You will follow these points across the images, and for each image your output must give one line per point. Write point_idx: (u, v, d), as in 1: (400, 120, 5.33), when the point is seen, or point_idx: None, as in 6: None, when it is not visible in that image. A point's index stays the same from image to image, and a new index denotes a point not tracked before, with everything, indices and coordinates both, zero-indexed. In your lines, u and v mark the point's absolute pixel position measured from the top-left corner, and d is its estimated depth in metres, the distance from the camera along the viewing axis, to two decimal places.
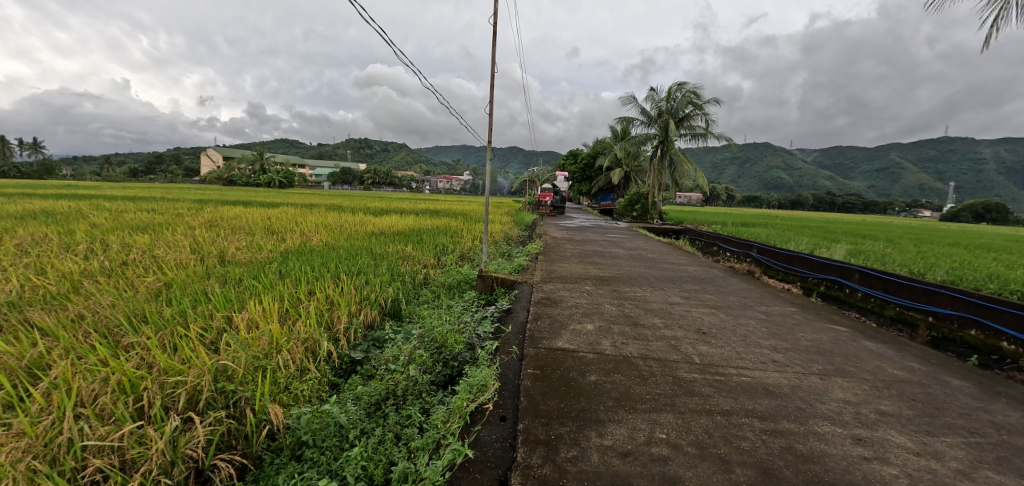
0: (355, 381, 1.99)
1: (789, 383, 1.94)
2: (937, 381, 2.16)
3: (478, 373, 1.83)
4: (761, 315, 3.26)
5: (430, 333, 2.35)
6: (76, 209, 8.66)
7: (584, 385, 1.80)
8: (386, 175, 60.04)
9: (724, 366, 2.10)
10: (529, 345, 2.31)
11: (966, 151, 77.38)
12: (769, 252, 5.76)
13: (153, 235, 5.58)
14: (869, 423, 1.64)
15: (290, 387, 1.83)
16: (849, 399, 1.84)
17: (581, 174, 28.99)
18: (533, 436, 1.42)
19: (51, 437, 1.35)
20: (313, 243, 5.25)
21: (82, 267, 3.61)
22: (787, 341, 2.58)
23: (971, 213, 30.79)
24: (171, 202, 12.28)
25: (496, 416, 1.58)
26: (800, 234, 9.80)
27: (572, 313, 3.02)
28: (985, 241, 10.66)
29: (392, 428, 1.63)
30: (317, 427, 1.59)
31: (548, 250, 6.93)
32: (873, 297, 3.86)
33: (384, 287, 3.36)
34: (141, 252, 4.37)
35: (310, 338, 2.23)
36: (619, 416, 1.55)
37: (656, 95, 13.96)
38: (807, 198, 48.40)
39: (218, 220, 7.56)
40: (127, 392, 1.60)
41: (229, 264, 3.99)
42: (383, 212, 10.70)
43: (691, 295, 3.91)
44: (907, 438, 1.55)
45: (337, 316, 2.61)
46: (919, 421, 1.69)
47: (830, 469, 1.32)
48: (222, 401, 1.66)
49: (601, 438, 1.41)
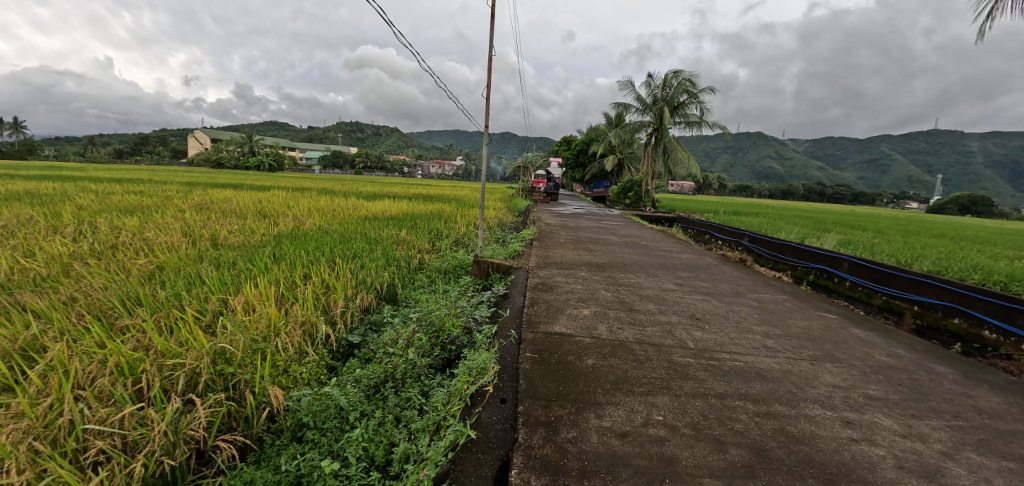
0: (353, 364, 2.01)
1: (781, 368, 1.99)
2: (922, 367, 2.23)
3: (477, 356, 1.84)
4: (754, 302, 3.32)
5: (428, 316, 2.37)
6: (60, 191, 8.46)
7: (581, 369, 1.83)
8: (378, 159, 59.21)
9: (718, 351, 2.14)
10: (527, 329, 2.33)
11: (954, 144, 78.35)
12: (761, 240, 5.82)
13: (142, 217, 5.46)
14: (858, 406, 1.69)
15: (289, 369, 1.83)
16: (839, 383, 1.89)
17: (576, 161, 28.83)
18: (533, 418, 1.44)
19: (51, 417, 1.33)
20: (307, 227, 5.19)
21: (72, 249, 3.55)
22: (779, 328, 2.63)
23: (956, 205, 31.44)
24: (159, 183, 12.02)
25: (496, 398, 1.59)
26: (791, 224, 9.88)
27: (568, 298, 3.05)
28: (971, 233, 10.83)
29: (392, 410, 1.65)
30: (317, 408, 1.61)
31: (542, 236, 6.94)
32: (861, 286, 3.95)
33: (381, 271, 3.36)
34: (131, 235, 4.30)
35: (308, 321, 2.24)
36: (616, 399, 1.58)
37: (653, 81, 13.85)
38: (798, 188, 48.91)
39: (208, 203, 7.41)
40: (125, 374, 1.59)
41: (221, 247, 3.95)
42: (375, 197, 10.60)
43: (685, 282, 3.96)
44: (894, 421, 1.60)
45: (335, 300, 2.62)
46: (905, 405, 1.75)
47: (821, 450, 1.36)
48: (222, 384, 1.67)
49: (600, 420, 1.43)
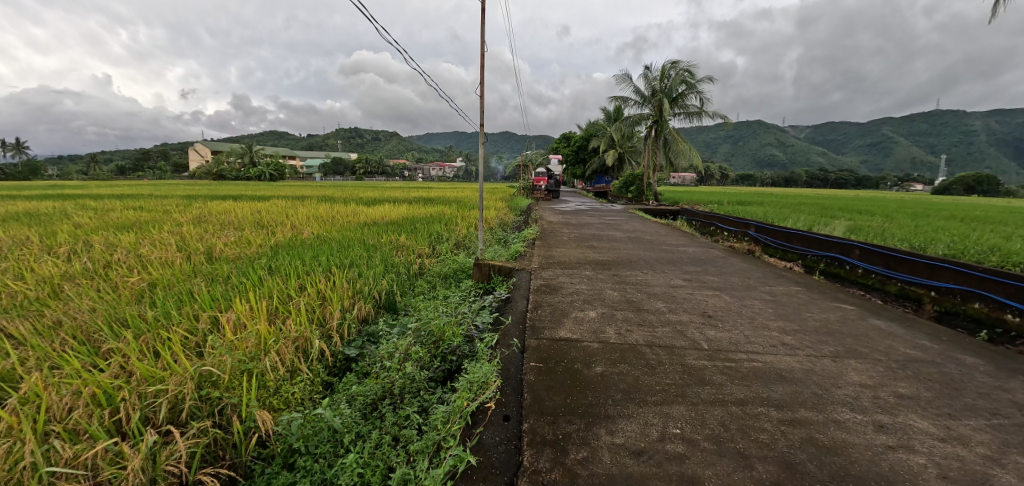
0: (350, 379, 1.91)
1: (802, 368, 1.86)
2: (950, 359, 2.09)
3: (479, 369, 1.72)
4: (766, 295, 3.19)
5: (427, 326, 2.25)
6: (60, 209, 8.44)
7: (589, 378, 1.71)
8: (377, 164, 59.34)
9: (734, 351, 2.02)
10: (530, 336, 2.21)
11: (958, 124, 77.39)
12: (768, 230, 5.69)
13: (140, 233, 5.40)
14: (889, 407, 1.57)
15: (280, 390, 1.74)
16: (867, 382, 1.77)
17: (575, 158, 28.69)
18: (540, 436, 1.33)
19: (17, 459, 1.25)
20: (304, 236, 5.12)
21: (64, 270, 3.49)
22: (795, 323, 2.51)
23: (961, 185, 31.08)
24: (157, 198, 11.96)
25: (499, 415, 1.48)
26: (797, 211, 9.68)
27: (573, 300, 2.94)
28: (981, 213, 10.60)
29: (389, 430, 1.56)
30: (309, 432, 1.53)
31: (544, 235, 6.83)
32: (874, 273, 3.83)
33: (378, 278, 3.26)
34: (126, 252, 4.23)
35: (301, 336, 2.15)
36: (629, 411, 1.46)
37: (650, 73, 13.70)
38: (801, 174, 48.57)
39: (206, 216, 7.35)
40: (103, 405, 1.51)
41: (217, 260, 3.89)
42: (375, 202, 10.55)
43: (693, 277, 3.83)
44: (930, 423, 1.48)
45: (331, 312, 2.53)
46: (940, 404, 1.62)
47: (856, 462, 1.24)
48: (207, 410, 1.58)
49: (611, 436, 1.32)
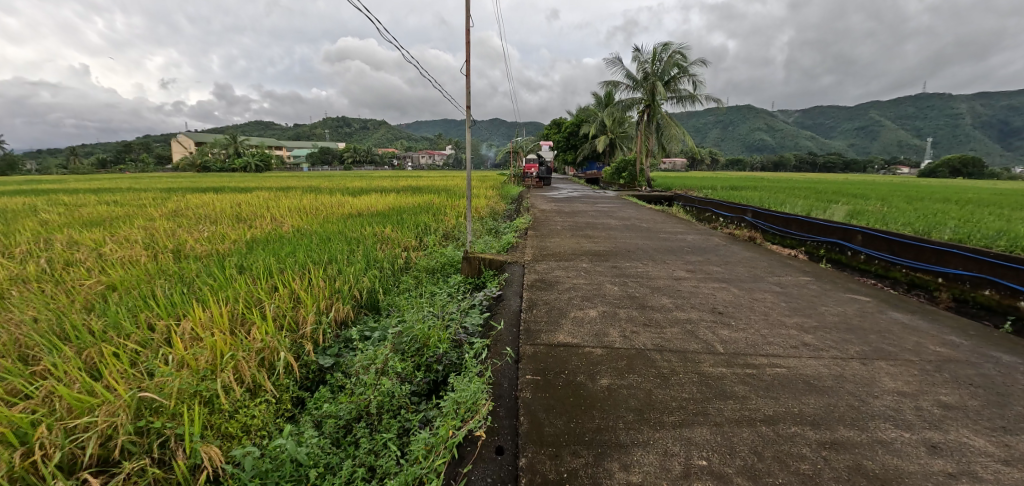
0: (320, 396, 1.67)
1: (830, 374, 1.66)
2: (986, 358, 1.91)
3: (467, 387, 1.48)
4: (776, 287, 2.99)
5: (410, 331, 2.02)
6: (26, 206, 7.96)
7: (595, 394, 1.49)
8: (366, 154, 58.29)
9: (753, 355, 1.81)
10: (525, 342, 1.98)
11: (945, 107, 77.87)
12: (767, 216, 5.51)
13: (106, 230, 5.04)
14: (935, 421, 1.37)
15: (236, 413, 1.50)
16: (904, 389, 1.57)
17: (567, 144, 28.31)
18: (540, 477, 1.11)
19: None
20: (284, 229, 4.82)
21: (15, 272, 3.20)
22: (813, 318, 2.31)
23: (947, 168, 31.40)
24: (132, 192, 11.43)
25: (491, 447, 1.25)
26: (793, 196, 9.51)
27: (571, 297, 2.70)
28: (976, 195, 10.47)
29: (363, 461, 1.33)
30: (267, 468, 1.28)
31: (537, 224, 6.56)
32: (878, 259, 3.67)
33: (360, 275, 3.00)
34: (88, 251, 3.92)
35: (268, 347, 1.89)
36: (644, 437, 1.25)
37: (642, 56, 13.33)
38: (791, 159, 48.75)
39: (182, 210, 6.97)
40: (15, 445, 1.26)
41: (186, 258, 3.61)
42: (362, 192, 10.15)
43: (696, 268, 3.62)
44: (986, 440, 1.29)
45: (304, 316, 2.28)
46: (990, 415, 1.43)
47: None
48: (145, 444, 1.33)
49: (626, 473, 1.10)
